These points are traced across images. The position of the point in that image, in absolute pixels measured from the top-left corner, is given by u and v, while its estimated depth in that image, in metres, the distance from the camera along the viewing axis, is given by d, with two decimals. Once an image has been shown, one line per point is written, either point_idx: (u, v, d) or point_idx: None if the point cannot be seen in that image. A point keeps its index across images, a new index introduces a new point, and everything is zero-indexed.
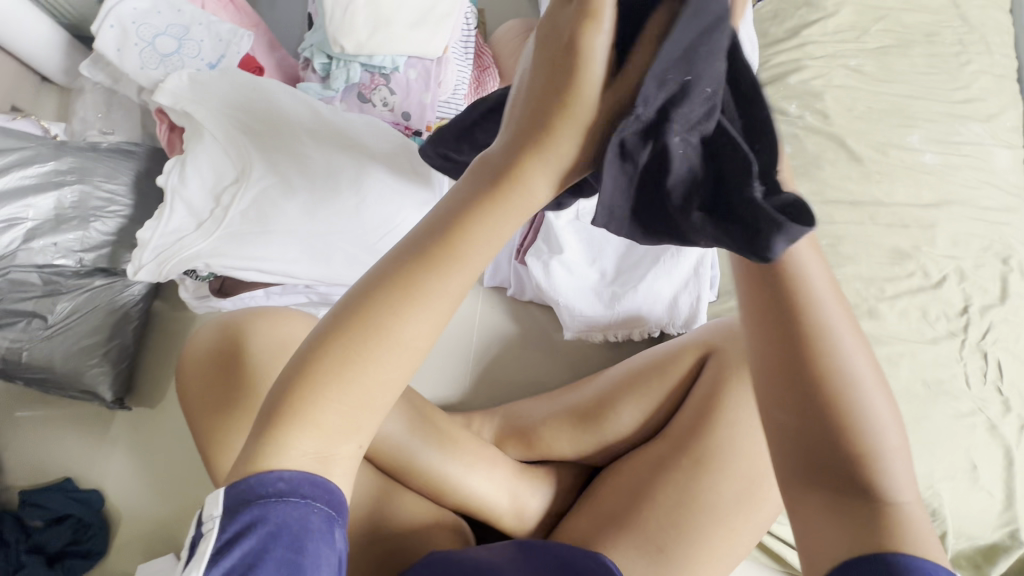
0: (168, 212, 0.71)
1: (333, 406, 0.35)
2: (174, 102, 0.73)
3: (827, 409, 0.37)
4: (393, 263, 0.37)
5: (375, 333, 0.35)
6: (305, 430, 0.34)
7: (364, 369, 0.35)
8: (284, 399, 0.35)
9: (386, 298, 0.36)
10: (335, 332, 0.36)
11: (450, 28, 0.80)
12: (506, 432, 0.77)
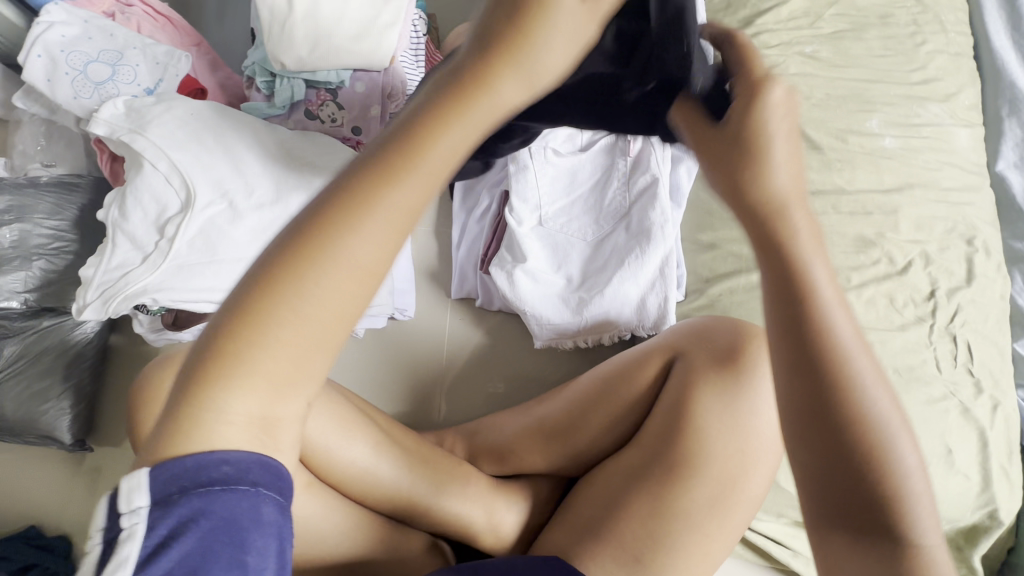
0: (112, 247, 0.69)
1: (253, 361, 0.28)
2: (109, 132, 0.70)
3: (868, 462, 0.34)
4: (339, 183, 0.30)
5: (319, 253, 0.28)
6: (227, 386, 0.28)
7: (305, 293, 0.29)
8: (216, 337, 0.29)
9: (334, 216, 0.29)
10: (279, 252, 0.29)
11: (394, 39, 0.77)
12: (479, 447, 0.76)
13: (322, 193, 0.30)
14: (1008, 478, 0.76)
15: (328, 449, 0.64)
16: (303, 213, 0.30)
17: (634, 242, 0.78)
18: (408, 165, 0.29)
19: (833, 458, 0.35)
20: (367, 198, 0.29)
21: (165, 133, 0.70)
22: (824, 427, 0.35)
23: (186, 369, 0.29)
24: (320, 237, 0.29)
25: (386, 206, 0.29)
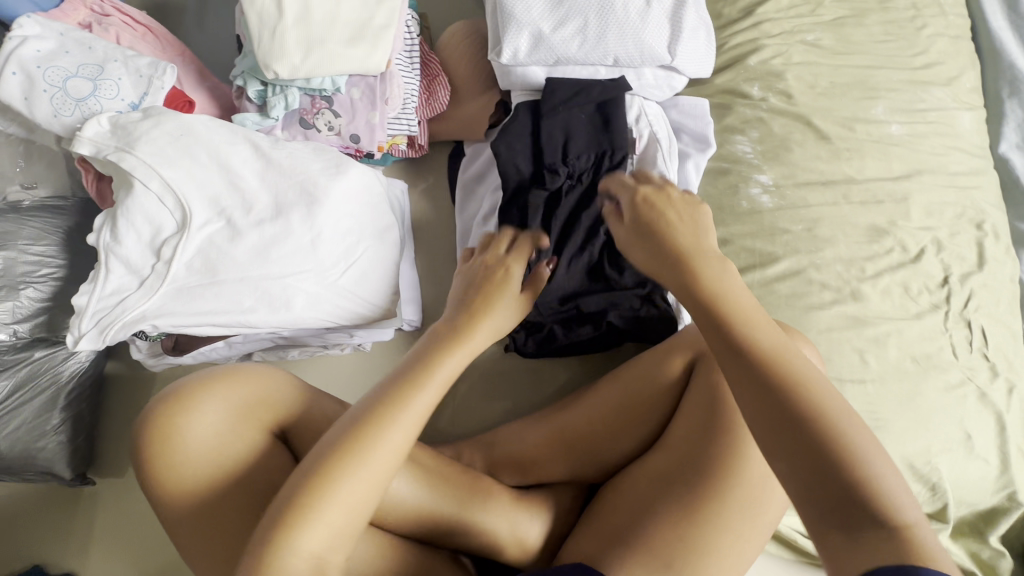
0: (105, 272, 0.65)
1: (312, 531, 0.47)
2: (96, 151, 0.66)
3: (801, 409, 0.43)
4: (359, 418, 0.51)
5: (363, 446, 0.49)
6: (304, 533, 0.47)
7: (347, 476, 0.48)
8: (290, 506, 0.47)
9: (377, 419, 0.51)
10: (330, 450, 0.49)
11: (390, 41, 0.74)
12: (500, 458, 0.74)
13: (348, 422, 0.51)
14: None
15: None
16: (349, 417, 0.51)
17: None
18: (400, 407, 0.51)
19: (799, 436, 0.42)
20: (378, 432, 0.50)
21: (154, 151, 0.66)
22: (767, 394, 0.45)
23: (281, 513, 0.47)
24: (349, 459, 0.49)
25: (403, 417, 0.51)
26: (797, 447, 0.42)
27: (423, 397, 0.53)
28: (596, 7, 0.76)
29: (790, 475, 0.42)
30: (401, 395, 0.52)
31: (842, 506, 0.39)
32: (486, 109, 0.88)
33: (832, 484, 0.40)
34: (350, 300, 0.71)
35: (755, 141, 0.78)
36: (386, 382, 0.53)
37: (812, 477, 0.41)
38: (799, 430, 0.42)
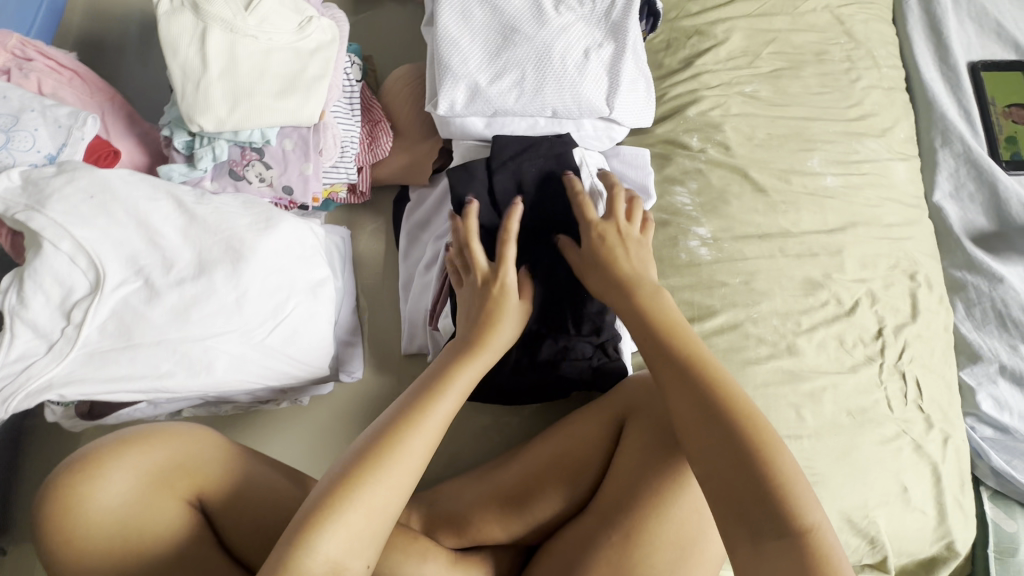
0: (8, 337, 0.61)
1: (333, 538, 0.49)
2: (4, 207, 0.63)
3: (737, 425, 0.53)
4: (382, 430, 0.55)
5: (391, 450, 0.53)
6: (323, 542, 0.48)
7: (375, 479, 0.52)
8: (318, 511, 0.50)
9: (403, 426, 0.55)
10: (360, 457, 0.53)
11: (324, 92, 0.73)
12: (435, 520, 0.71)
13: (377, 432, 0.55)
14: (963, 510, 0.76)
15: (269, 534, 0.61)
16: (377, 428, 0.55)
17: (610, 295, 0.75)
18: (426, 416, 0.56)
19: (730, 437, 0.53)
20: (405, 437, 0.54)
21: (66, 209, 0.63)
22: (707, 413, 0.54)
23: (310, 513, 0.50)
24: (376, 466, 0.52)
25: (425, 423, 0.56)
26: (727, 457, 0.52)
27: (445, 403, 0.58)
28: (533, 59, 0.76)
29: (710, 478, 0.52)
30: (425, 404, 0.57)
31: (758, 508, 0.49)
32: (430, 154, 0.86)
33: (749, 474, 0.51)
34: (278, 356, 0.70)
35: (694, 193, 0.79)
36: (411, 394, 0.58)
37: (738, 479, 0.51)
38: (724, 431, 0.53)
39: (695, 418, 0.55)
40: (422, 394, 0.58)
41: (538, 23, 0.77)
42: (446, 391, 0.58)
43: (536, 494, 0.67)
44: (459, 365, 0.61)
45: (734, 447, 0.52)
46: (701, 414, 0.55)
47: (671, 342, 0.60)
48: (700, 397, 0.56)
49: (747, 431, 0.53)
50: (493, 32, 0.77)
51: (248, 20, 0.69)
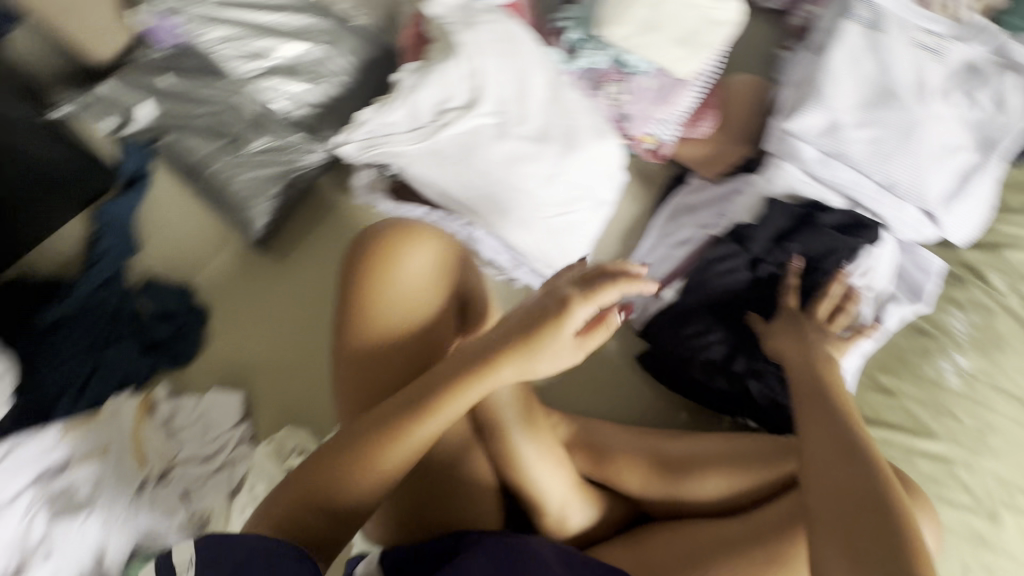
0: (392, 104, 0.75)
1: (370, 474, 0.53)
2: (442, 14, 0.78)
3: (874, 464, 0.54)
4: (417, 393, 0.54)
5: (450, 409, 0.54)
6: (363, 472, 0.53)
7: (416, 427, 0.53)
8: (371, 438, 0.53)
9: (449, 389, 0.54)
10: (409, 401, 0.54)
11: (706, 58, 0.81)
12: (579, 440, 0.78)
13: (421, 386, 0.55)
14: None
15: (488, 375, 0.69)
16: (426, 380, 0.55)
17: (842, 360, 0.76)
18: (459, 394, 0.54)
19: (863, 484, 0.53)
20: (426, 410, 0.53)
21: (484, 38, 0.76)
22: (843, 455, 0.56)
23: (354, 442, 0.53)
24: (403, 422, 0.53)
25: (455, 400, 0.54)
26: (846, 488, 0.53)
27: (505, 373, 0.54)
28: (901, 129, 0.79)
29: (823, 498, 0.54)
30: (479, 377, 0.54)
31: (872, 546, 0.49)
32: (735, 155, 0.92)
33: (868, 519, 0.51)
34: (547, 237, 0.78)
35: (972, 325, 0.77)
36: (468, 359, 0.55)
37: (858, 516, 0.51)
38: (858, 477, 0.54)
39: (827, 459, 0.56)
40: (474, 367, 0.54)
41: (922, 101, 0.79)
42: (513, 363, 0.54)
43: (692, 477, 0.72)
44: (542, 347, 0.53)
45: (859, 485, 0.53)
46: (836, 453, 0.56)
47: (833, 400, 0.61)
48: (842, 444, 0.57)
49: (881, 484, 0.53)
50: (871, 87, 0.81)
51: None
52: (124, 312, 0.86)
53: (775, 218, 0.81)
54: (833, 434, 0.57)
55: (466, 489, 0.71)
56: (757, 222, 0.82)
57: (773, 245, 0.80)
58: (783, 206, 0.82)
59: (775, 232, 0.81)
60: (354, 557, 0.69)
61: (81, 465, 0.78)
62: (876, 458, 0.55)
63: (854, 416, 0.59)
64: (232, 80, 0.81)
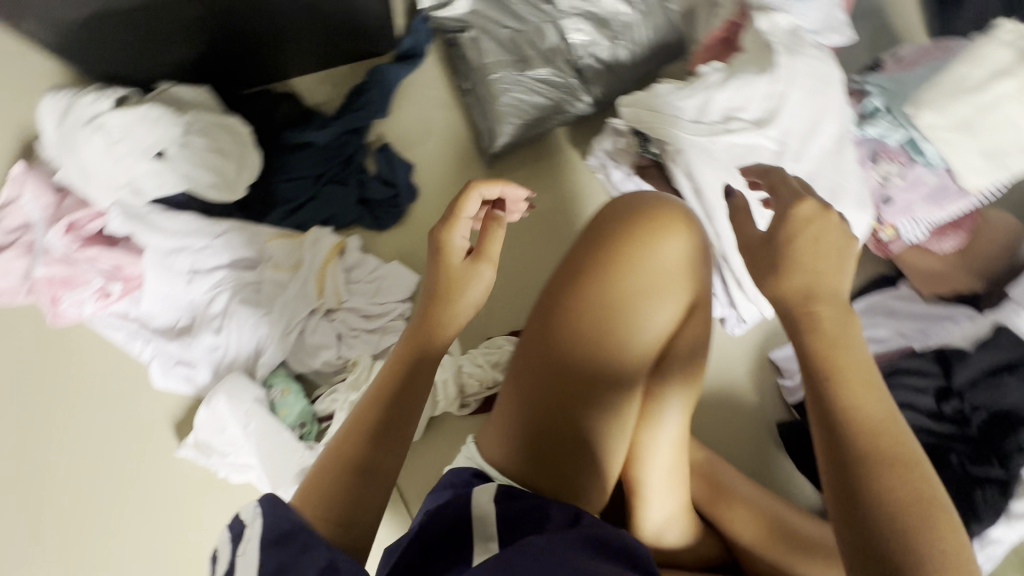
0: (689, 92, 0.77)
1: (358, 412, 0.54)
2: (769, 30, 0.79)
3: (869, 476, 0.42)
4: (416, 324, 0.59)
5: (418, 346, 0.57)
6: (361, 422, 0.53)
7: (395, 368, 0.56)
8: (372, 402, 0.54)
9: (440, 312, 0.59)
10: (403, 350, 0.57)
11: (1002, 179, 0.77)
12: (703, 470, 0.80)
13: (422, 310, 0.59)
14: None
15: (681, 358, 0.71)
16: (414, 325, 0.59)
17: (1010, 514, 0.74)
18: (445, 316, 0.58)
19: (850, 481, 0.43)
20: (413, 348, 0.57)
21: (801, 70, 0.77)
22: (835, 452, 0.44)
23: (359, 413, 0.54)
24: (394, 370, 0.56)
25: (425, 330, 0.58)
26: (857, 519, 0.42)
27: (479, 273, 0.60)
28: None
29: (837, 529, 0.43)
30: (454, 296, 0.59)
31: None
32: (959, 285, 0.89)
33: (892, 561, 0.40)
34: (768, 276, 0.77)
35: None
36: (428, 293, 0.60)
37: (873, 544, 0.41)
38: (857, 493, 0.42)
39: (840, 480, 0.43)
40: (438, 291, 0.59)
41: None
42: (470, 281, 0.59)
43: (800, 557, 0.71)
44: (455, 274, 0.60)
45: (863, 493, 0.42)
46: (842, 462, 0.43)
47: (838, 367, 0.45)
48: (834, 447, 0.44)
49: (859, 472, 0.42)
50: None
51: None
52: (355, 162, 0.92)
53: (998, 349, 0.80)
54: (837, 451, 0.44)
55: (596, 456, 0.69)
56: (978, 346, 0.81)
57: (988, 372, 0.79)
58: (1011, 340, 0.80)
59: (995, 362, 0.79)
60: (466, 468, 0.73)
61: (272, 271, 0.84)
62: (862, 431, 0.43)
63: (841, 380, 0.45)
64: (549, 8, 0.86)
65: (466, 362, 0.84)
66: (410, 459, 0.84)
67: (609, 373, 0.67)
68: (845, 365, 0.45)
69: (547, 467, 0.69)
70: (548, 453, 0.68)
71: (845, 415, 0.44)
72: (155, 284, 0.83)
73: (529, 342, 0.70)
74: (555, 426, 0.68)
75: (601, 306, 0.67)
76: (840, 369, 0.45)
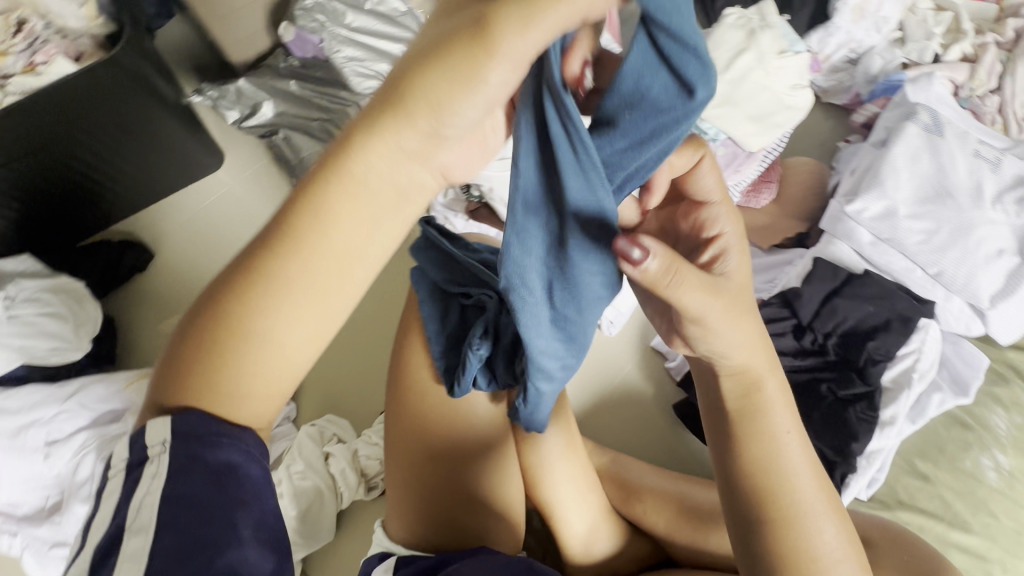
0: None
1: (213, 385, 0.38)
2: None
3: (766, 476, 0.48)
4: (251, 255, 0.38)
5: (258, 284, 0.37)
6: (212, 396, 0.38)
7: (237, 317, 0.37)
8: (199, 368, 0.38)
9: (296, 220, 0.37)
10: (229, 294, 0.38)
11: (773, 137, 0.89)
12: (610, 475, 0.81)
13: (264, 232, 0.38)
14: None
15: None
16: (254, 257, 0.38)
17: (885, 426, 0.78)
18: (293, 231, 0.37)
19: (750, 525, 0.48)
20: (260, 275, 0.37)
21: None
22: (752, 468, 0.49)
23: (196, 362, 0.39)
24: (224, 313, 0.38)
25: (282, 261, 0.37)
26: (753, 510, 0.48)
27: (498, 77, 0.34)
28: (953, 225, 0.84)
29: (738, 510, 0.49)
30: (314, 211, 0.37)
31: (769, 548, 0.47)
32: (787, 231, 0.98)
33: (777, 534, 0.47)
34: None
35: (1014, 424, 0.78)
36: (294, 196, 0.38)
37: (757, 526, 0.48)
38: (751, 536, 0.48)
39: (743, 480, 0.49)
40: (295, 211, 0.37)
41: (974, 204, 0.85)
42: (447, 71, 0.33)
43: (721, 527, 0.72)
44: (395, 119, 0.35)
45: (761, 493, 0.48)
46: (749, 470, 0.49)
47: (763, 410, 0.50)
48: (752, 464, 0.49)
49: (770, 471, 0.48)
50: (931, 184, 0.87)
51: (774, 60, 0.86)
52: None
53: (832, 281, 0.85)
54: (739, 488, 0.49)
55: (489, 505, 0.68)
56: (808, 279, 0.87)
57: (826, 302, 0.85)
58: (831, 268, 0.86)
59: (828, 293, 0.85)
60: (375, 555, 0.70)
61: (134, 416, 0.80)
62: (778, 462, 0.48)
63: (743, 436, 0.49)
64: (350, 94, 0.90)
65: (361, 446, 0.83)
66: (328, 562, 0.81)
67: (462, 425, 0.67)
68: (773, 418, 0.50)
69: (447, 528, 0.68)
70: (436, 511, 0.67)
71: (766, 435, 0.49)
72: (8, 470, 0.77)
73: (394, 404, 0.68)
74: (436, 486, 0.67)
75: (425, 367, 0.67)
76: (778, 432, 0.49)
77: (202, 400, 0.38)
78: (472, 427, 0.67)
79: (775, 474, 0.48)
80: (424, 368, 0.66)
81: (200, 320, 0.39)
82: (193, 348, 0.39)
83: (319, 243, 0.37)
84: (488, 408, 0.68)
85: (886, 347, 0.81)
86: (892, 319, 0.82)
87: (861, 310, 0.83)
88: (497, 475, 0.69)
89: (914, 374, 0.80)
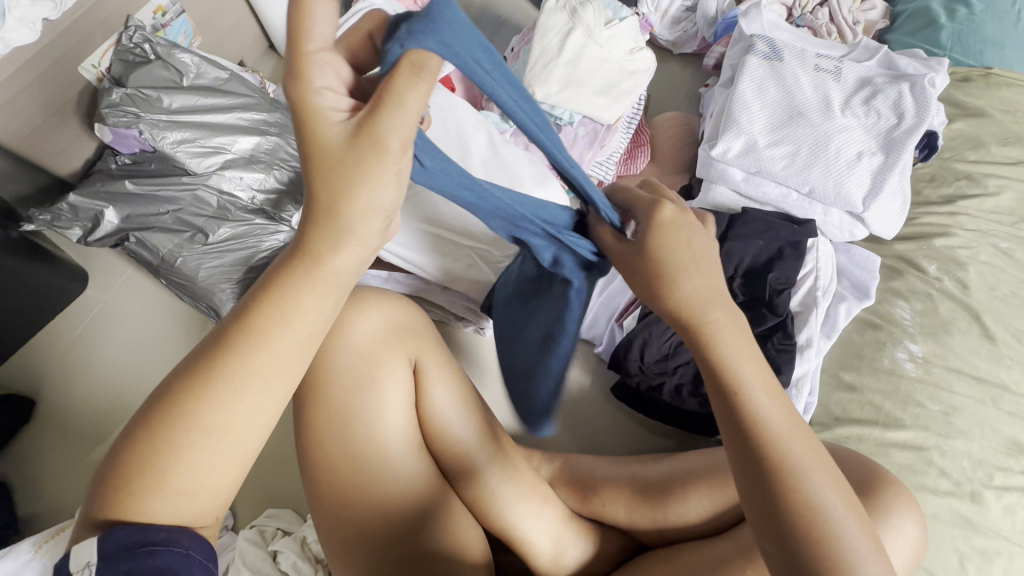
0: None
1: (167, 484, 0.36)
2: None
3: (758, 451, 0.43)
4: (218, 343, 0.38)
5: (228, 372, 0.37)
6: (153, 496, 0.36)
7: (200, 406, 0.36)
8: (143, 460, 0.36)
9: (263, 307, 0.38)
10: (194, 377, 0.37)
11: (626, 104, 0.90)
12: (562, 478, 0.80)
13: (231, 318, 0.39)
14: None
15: (443, 419, 0.69)
16: (220, 343, 0.38)
17: (805, 348, 0.79)
18: (262, 319, 0.38)
19: (760, 492, 0.43)
20: (224, 363, 0.37)
21: None
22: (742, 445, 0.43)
23: (139, 452, 0.36)
24: (189, 402, 0.36)
25: (250, 349, 0.38)
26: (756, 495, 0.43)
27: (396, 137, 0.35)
28: (811, 142, 0.87)
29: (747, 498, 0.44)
30: (279, 296, 0.38)
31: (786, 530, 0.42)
32: (671, 186, 0.99)
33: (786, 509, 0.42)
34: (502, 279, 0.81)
35: (917, 312, 0.81)
36: (263, 283, 0.39)
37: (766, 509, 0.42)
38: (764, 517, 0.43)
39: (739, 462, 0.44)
40: (264, 295, 0.39)
41: (825, 116, 0.88)
42: (371, 167, 0.36)
43: (678, 495, 0.72)
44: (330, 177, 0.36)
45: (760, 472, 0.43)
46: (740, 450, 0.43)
47: (730, 374, 0.44)
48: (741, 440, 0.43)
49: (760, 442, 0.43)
50: (781, 109, 0.90)
51: (603, 32, 0.86)
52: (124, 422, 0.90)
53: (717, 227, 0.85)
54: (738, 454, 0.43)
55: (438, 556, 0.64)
56: None
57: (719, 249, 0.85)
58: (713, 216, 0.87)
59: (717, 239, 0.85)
60: None
61: None
62: (764, 430, 0.43)
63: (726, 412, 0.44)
64: (191, 176, 0.85)
65: (308, 531, 0.79)
66: None
67: (385, 483, 0.63)
68: (743, 382, 0.44)
69: None
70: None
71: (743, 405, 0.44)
72: None
73: (312, 485, 0.64)
74: (382, 550, 0.63)
75: (331, 438, 0.62)
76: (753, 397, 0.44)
77: (147, 498, 0.35)
78: (397, 482, 0.64)
79: (770, 443, 0.43)
80: (327, 441, 0.62)
81: (155, 408, 0.37)
82: (143, 442, 0.36)
83: (283, 340, 0.38)
84: (410, 470, 0.65)
85: (785, 274, 0.82)
86: (780, 247, 0.84)
87: (751, 246, 0.84)
88: (437, 521, 0.66)
89: (816, 292, 0.82)
